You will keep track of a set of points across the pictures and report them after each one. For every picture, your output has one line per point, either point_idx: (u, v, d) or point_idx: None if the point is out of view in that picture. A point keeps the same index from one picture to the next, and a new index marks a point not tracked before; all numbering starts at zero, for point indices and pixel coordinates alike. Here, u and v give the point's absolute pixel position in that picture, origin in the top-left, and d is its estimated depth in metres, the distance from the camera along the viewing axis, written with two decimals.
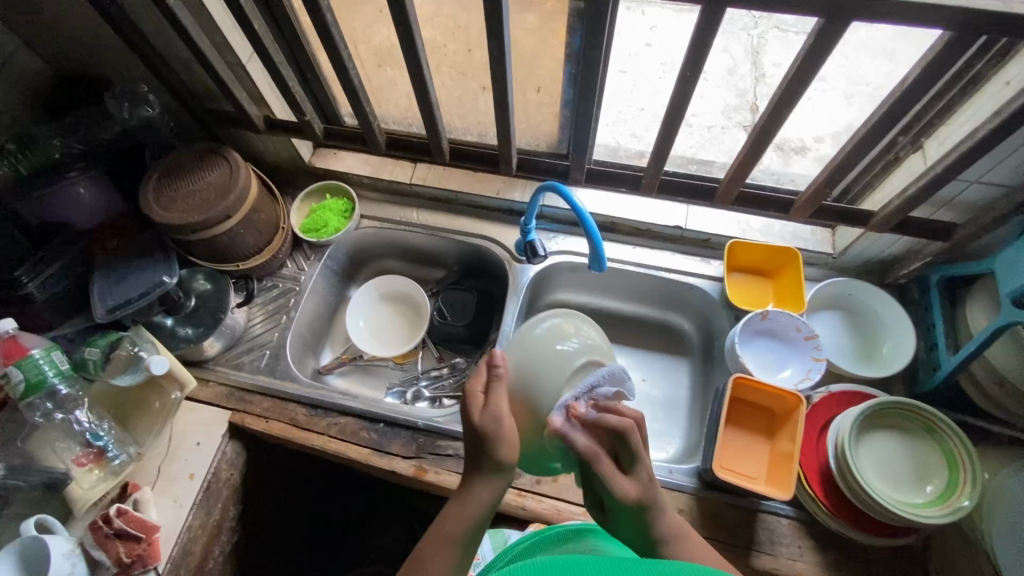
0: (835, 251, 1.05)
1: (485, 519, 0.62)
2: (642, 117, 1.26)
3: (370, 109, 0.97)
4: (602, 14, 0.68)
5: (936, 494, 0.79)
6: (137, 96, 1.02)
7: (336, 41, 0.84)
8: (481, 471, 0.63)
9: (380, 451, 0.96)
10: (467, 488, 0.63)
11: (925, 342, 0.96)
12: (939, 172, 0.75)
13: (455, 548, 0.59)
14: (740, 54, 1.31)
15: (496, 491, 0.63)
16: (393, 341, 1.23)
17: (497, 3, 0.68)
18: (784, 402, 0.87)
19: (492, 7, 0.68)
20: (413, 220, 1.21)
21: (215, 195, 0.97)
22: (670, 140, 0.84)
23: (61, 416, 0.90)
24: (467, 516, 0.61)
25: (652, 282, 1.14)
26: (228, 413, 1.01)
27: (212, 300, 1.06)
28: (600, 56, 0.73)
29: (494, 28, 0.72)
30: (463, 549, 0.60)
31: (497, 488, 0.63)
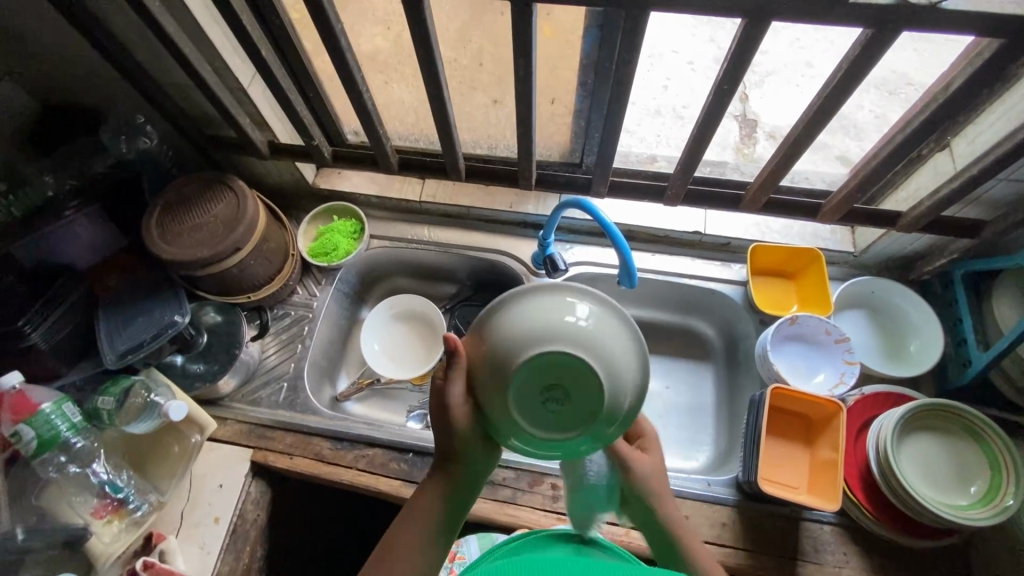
0: (856, 249, 1.05)
1: (458, 504, 0.65)
2: (635, 111, 1.29)
3: (382, 130, 0.93)
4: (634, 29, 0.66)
5: (980, 496, 0.79)
6: (134, 127, 0.98)
7: (349, 64, 0.81)
8: (455, 462, 0.64)
9: (411, 482, 0.94)
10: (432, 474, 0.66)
11: (952, 337, 0.96)
12: (974, 173, 0.74)
13: (422, 527, 0.62)
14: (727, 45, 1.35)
15: (463, 473, 0.64)
16: (409, 363, 1.20)
17: (525, 21, 0.65)
18: (822, 409, 0.86)
19: (521, 26, 0.66)
20: (425, 237, 1.18)
21: (224, 227, 0.93)
22: (700, 150, 0.82)
23: (75, 469, 0.86)
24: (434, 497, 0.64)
25: (673, 290, 1.12)
26: (249, 451, 0.97)
27: (224, 334, 1.02)
28: (631, 72, 0.71)
29: (521, 47, 0.69)
30: (439, 532, 0.63)
31: (465, 474, 0.64)
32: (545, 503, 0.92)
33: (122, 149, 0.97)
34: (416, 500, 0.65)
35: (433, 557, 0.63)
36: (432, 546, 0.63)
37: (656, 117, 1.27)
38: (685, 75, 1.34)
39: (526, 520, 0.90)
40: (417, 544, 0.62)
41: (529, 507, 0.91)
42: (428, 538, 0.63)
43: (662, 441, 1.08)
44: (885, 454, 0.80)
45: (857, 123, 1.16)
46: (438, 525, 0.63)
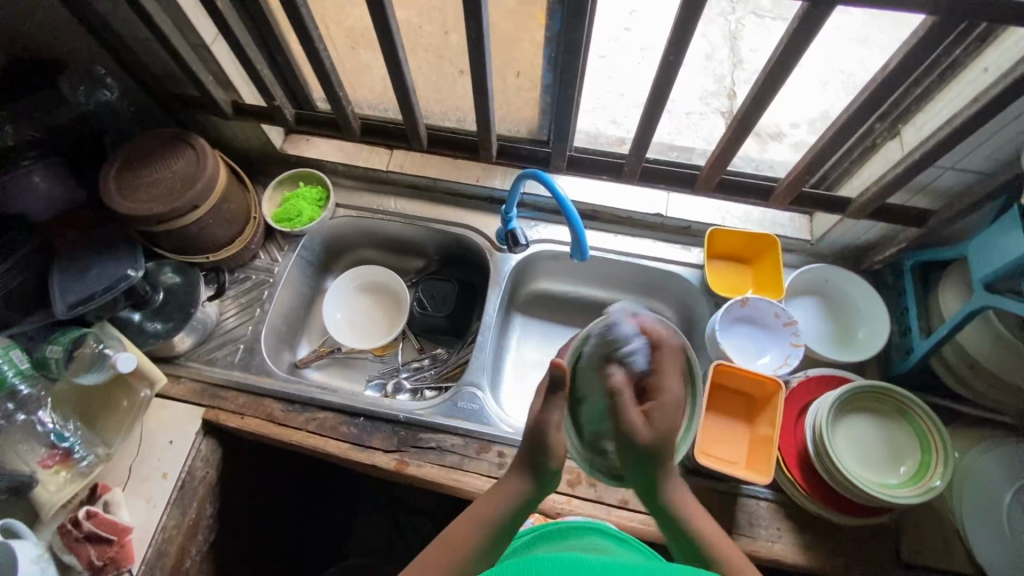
0: (812, 237, 1.06)
1: (521, 511, 0.60)
2: (621, 102, 1.28)
3: (344, 94, 0.93)
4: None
5: (909, 475, 0.81)
6: (93, 79, 0.96)
7: (307, 23, 0.80)
8: (517, 463, 0.61)
9: (360, 446, 0.95)
10: (499, 481, 0.62)
11: (898, 326, 0.98)
12: (917, 159, 0.76)
13: (482, 527, 0.59)
14: (718, 40, 1.36)
15: (540, 486, 0.60)
16: (372, 334, 1.21)
17: None
18: (764, 388, 0.88)
19: None
20: (391, 209, 1.18)
21: (181, 184, 0.93)
22: (654, 126, 0.83)
23: (23, 417, 0.86)
24: (499, 505, 0.59)
25: (632, 270, 1.13)
26: (201, 409, 0.98)
27: (181, 294, 1.02)
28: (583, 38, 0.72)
29: (473, 10, 0.69)
30: (498, 532, 0.59)
31: (538, 484, 0.60)
32: (490, 471, 0.92)
33: (81, 101, 0.95)
34: (479, 505, 0.60)
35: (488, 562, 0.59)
36: (489, 551, 0.59)
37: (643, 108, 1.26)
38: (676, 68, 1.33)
39: (469, 487, 0.91)
40: (474, 552, 0.58)
41: (474, 473, 0.92)
42: (484, 547, 0.58)
43: None
44: (821, 436, 0.81)
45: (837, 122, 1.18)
46: (496, 536, 0.59)
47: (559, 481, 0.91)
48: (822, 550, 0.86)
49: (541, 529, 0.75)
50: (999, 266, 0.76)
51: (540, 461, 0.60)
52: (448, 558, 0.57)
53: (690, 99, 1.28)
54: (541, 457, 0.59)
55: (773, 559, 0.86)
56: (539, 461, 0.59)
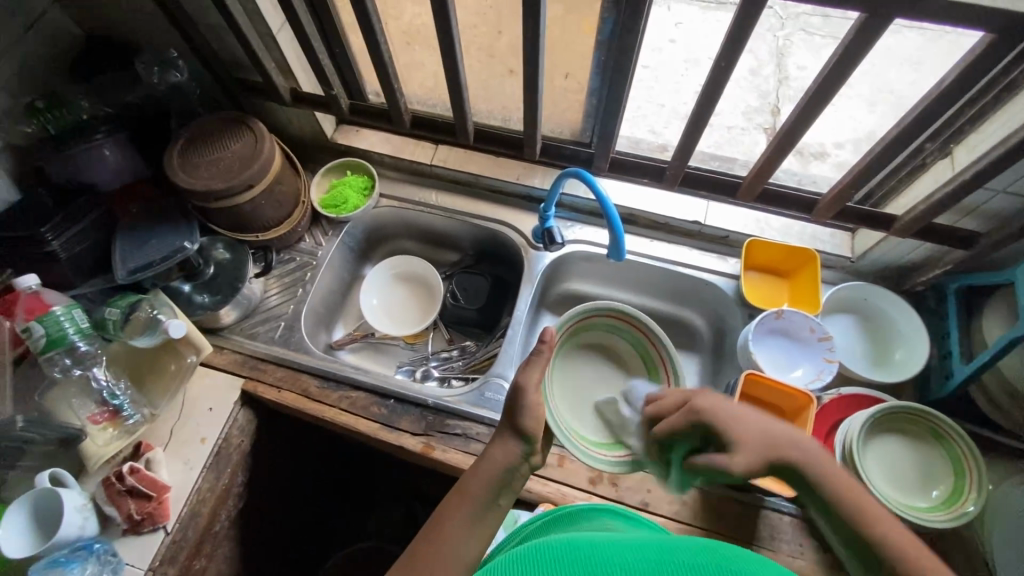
0: (853, 255, 1.05)
1: (507, 478, 0.65)
2: (662, 113, 1.29)
3: (398, 87, 0.97)
4: (642, 3, 0.69)
5: (941, 499, 0.79)
6: (166, 61, 1.03)
7: (370, 14, 0.83)
8: (499, 436, 0.68)
9: (389, 427, 0.97)
10: (486, 450, 0.67)
11: (938, 350, 0.97)
12: (968, 178, 0.75)
13: (472, 495, 0.62)
14: (765, 56, 1.37)
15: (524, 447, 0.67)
16: (404, 322, 1.24)
17: None
18: (794, 401, 0.88)
19: None
20: (432, 201, 1.22)
21: (240, 164, 0.98)
22: (699, 133, 0.84)
23: (78, 372, 0.91)
24: (485, 472, 0.64)
25: (665, 277, 1.14)
26: (240, 380, 1.02)
27: (230, 269, 1.07)
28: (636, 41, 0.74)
29: (531, 11, 0.72)
30: (488, 498, 0.62)
31: (519, 446, 0.67)
32: None
33: (153, 81, 1.03)
34: (466, 476, 0.65)
35: (482, 532, 0.59)
36: (481, 519, 0.60)
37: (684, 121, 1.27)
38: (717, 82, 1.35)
39: None
40: (467, 515, 0.60)
41: None
42: (474, 514, 0.60)
43: None
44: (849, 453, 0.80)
45: None
46: (489, 500, 0.62)
47: (581, 477, 0.92)
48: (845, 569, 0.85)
49: (553, 513, 0.76)
50: None
51: (518, 425, 0.68)
52: (444, 529, 0.58)
53: (733, 114, 1.28)
54: (522, 422, 0.68)
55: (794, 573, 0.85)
56: (521, 425, 0.67)
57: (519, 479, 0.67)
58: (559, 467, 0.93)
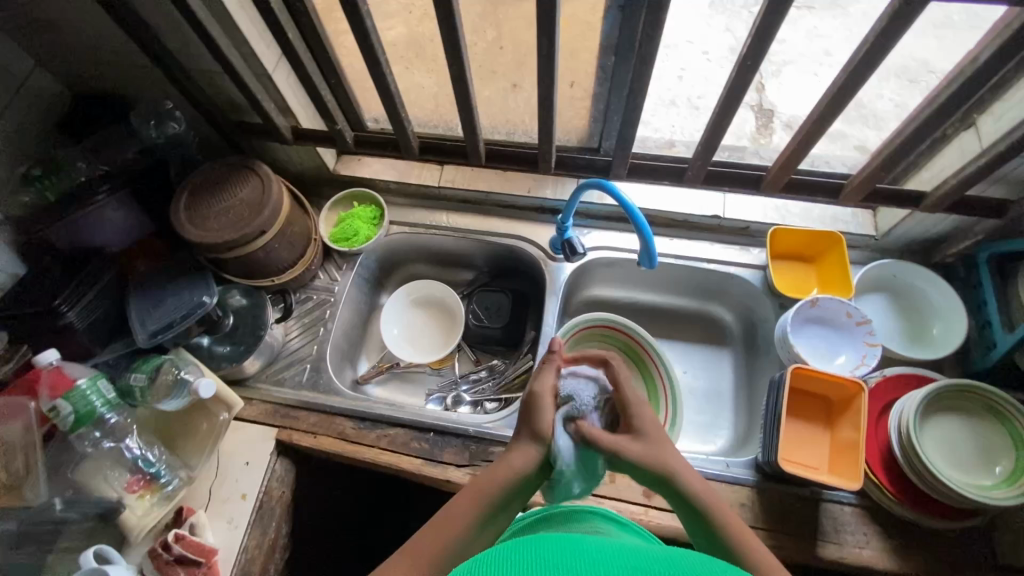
0: (877, 232, 1.04)
1: (523, 483, 0.67)
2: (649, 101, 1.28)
3: (405, 114, 0.94)
4: (662, 8, 0.67)
5: (1005, 475, 0.79)
6: (162, 113, 0.99)
7: (375, 44, 0.81)
8: (522, 438, 0.70)
9: (433, 461, 0.95)
10: (506, 455, 0.69)
11: (976, 321, 0.96)
12: (1002, 149, 0.74)
13: (483, 497, 0.65)
14: (742, 33, 1.38)
15: (544, 453, 0.69)
16: (428, 348, 1.22)
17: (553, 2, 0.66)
18: (843, 390, 0.87)
19: (547, 6, 0.67)
20: (444, 223, 1.19)
21: (250, 211, 0.95)
22: (722, 129, 0.82)
23: (110, 444, 0.89)
24: (500, 476, 0.66)
25: (690, 274, 1.13)
26: (274, 430, 1.00)
27: (249, 316, 1.04)
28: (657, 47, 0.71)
29: (547, 27, 0.70)
30: (499, 501, 0.65)
31: (538, 453, 0.69)
32: None
33: (151, 134, 0.99)
34: (480, 478, 0.67)
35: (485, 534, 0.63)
36: (487, 522, 0.64)
37: (671, 107, 1.27)
38: (700, 64, 1.35)
39: (544, 499, 0.90)
40: (473, 519, 0.63)
41: (549, 486, 0.91)
42: (482, 519, 0.63)
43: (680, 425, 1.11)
44: (910, 438, 0.79)
45: (875, 111, 1.19)
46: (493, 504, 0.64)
47: (634, 491, 0.90)
48: (915, 555, 0.84)
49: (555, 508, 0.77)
50: None
51: (535, 429, 0.70)
52: (445, 533, 0.61)
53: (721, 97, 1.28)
54: (536, 424, 0.70)
55: (862, 565, 0.84)
56: (537, 427, 0.70)
57: (534, 485, 0.69)
58: (611, 483, 0.91)
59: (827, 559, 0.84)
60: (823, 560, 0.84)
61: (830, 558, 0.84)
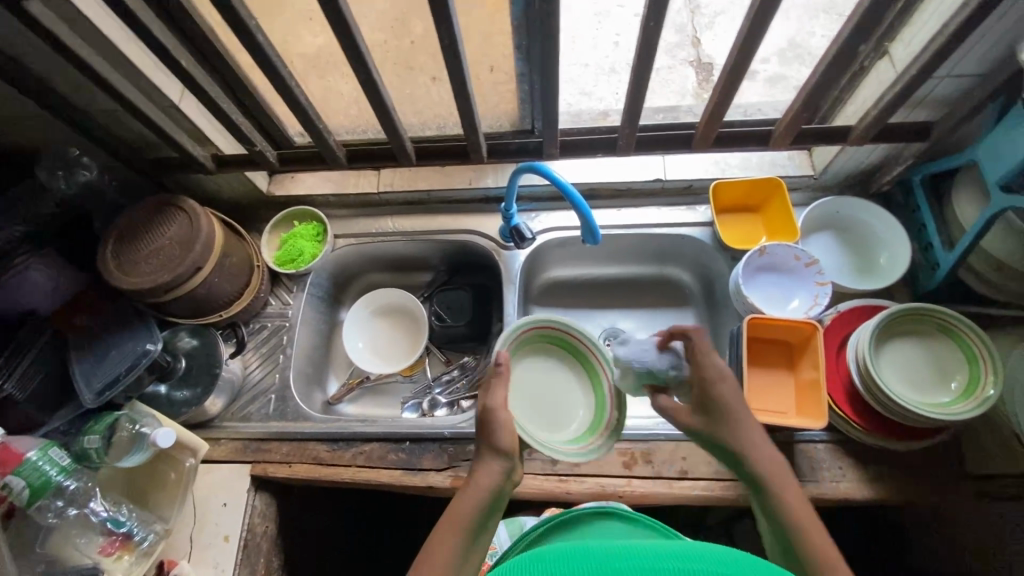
0: (815, 171, 1.05)
1: (493, 501, 0.68)
2: (589, 72, 1.27)
3: (323, 125, 0.91)
4: None
5: (961, 389, 0.81)
6: (70, 161, 0.93)
7: (273, 60, 0.77)
8: (483, 457, 0.71)
9: (412, 470, 0.94)
10: (472, 477, 0.69)
11: (919, 244, 0.98)
12: (914, 75, 0.75)
13: (461, 522, 0.64)
14: None
15: (507, 468, 0.70)
16: (395, 356, 1.20)
17: None
18: (800, 332, 0.88)
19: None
20: (390, 229, 1.17)
21: (180, 249, 0.91)
22: (642, 93, 0.81)
23: (74, 511, 0.86)
24: (473, 499, 0.66)
25: (642, 241, 1.14)
26: (248, 466, 0.97)
27: (202, 355, 1.01)
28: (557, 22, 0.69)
29: (442, 17, 0.67)
30: (478, 524, 0.65)
31: (503, 469, 0.70)
32: (545, 468, 0.92)
33: (62, 186, 0.92)
34: (457, 501, 0.67)
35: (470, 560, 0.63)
36: (469, 547, 0.64)
37: (612, 74, 1.25)
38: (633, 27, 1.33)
39: (528, 487, 0.90)
40: (456, 547, 0.63)
41: (530, 474, 0.91)
42: (463, 548, 0.63)
43: None
44: (868, 372, 0.81)
45: (806, 50, 1.19)
46: (475, 527, 0.65)
47: (615, 466, 0.91)
48: (889, 480, 0.86)
49: (558, 518, 0.87)
50: (1014, 163, 0.75)
51: (496, 446, 0.70)
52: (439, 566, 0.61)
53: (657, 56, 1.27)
54: (495, 442, 0.70)
55: (841, 498, 0.86)
56: (497, 444, 0.70)
57: (506, 498, 0.70)
58: (592, 461, 0.92)
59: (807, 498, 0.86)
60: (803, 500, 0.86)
61: (810, 497, 0.86)
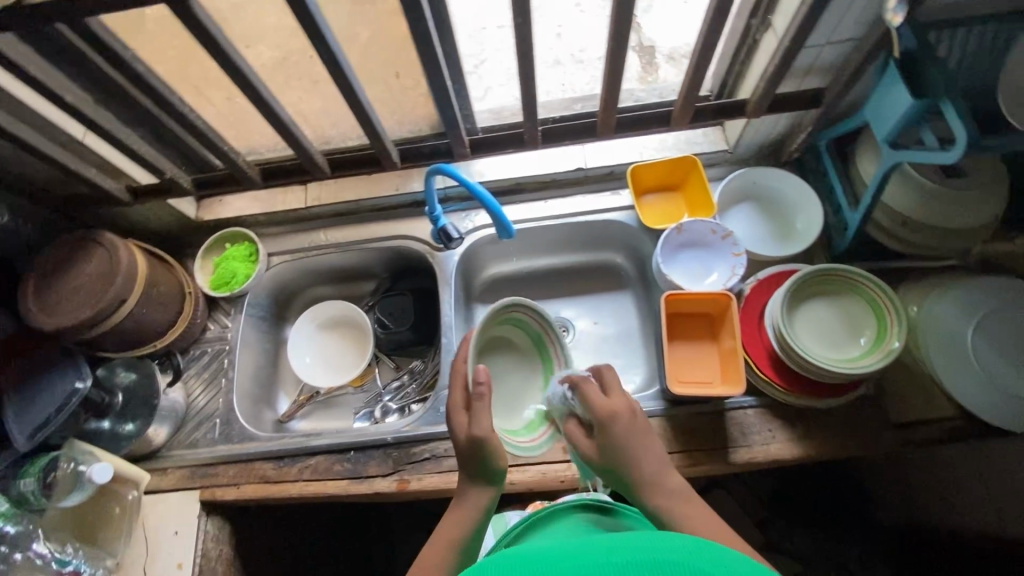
0: (729, 145, 1.08)
1: (483, 524, 0.68)
2: None
3: (230, 148, 0.91)
4: None
5: (870, 343, 0.84)
6: None
7: (159, 89, 0.77)
8: (472, 479, 0.70)
9: (358, 478, 0.95)
10: (461, 500, 0.69)
11: (831, 207, 1.01)
12: (789, 45, 0.77)
13: (449, 551, 0.64)
14: None
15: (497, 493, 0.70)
16: (344, 367, 1.20)
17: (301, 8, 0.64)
18: (717, 303, 0.91)
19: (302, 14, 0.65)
20: (323, 242, 1.17)
21: (101, 284, 0.91)
22: (534, 88, 0.82)
23: (20, 556, 0.86)
24: (463, 523, 0.67)
25: (573, 229, 1.15)
26: (197, 492, 0.98)
27: (141, 387, 1.00)
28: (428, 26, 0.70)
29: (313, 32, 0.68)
30: (466, 548, 0.65)
31: (491, 492, 0.70)
32: None
33: None
34: (445, 523, 0.67)
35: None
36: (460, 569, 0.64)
37: None
38: None
39: None
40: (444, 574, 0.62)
41: None
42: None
43: None
44: (783, 336, 0.83)
45: None
46: (463, 547, 0.65)
47: (555, 452, 0.93)
48: (816, 437, 0.89)
49: (538, 513, 0.78)
50: (893, 124, 0.78)
51: (486, 471, 0.69)
52: None
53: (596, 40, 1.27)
54: (487, 468, 0.69)
55: (772, 459, 0.89)
56: (487, 470, 0.69)
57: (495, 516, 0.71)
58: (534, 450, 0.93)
59: (740, 463, 0.89)
60: (736, 465, 0.89)
61: (743, 461, 0.89)
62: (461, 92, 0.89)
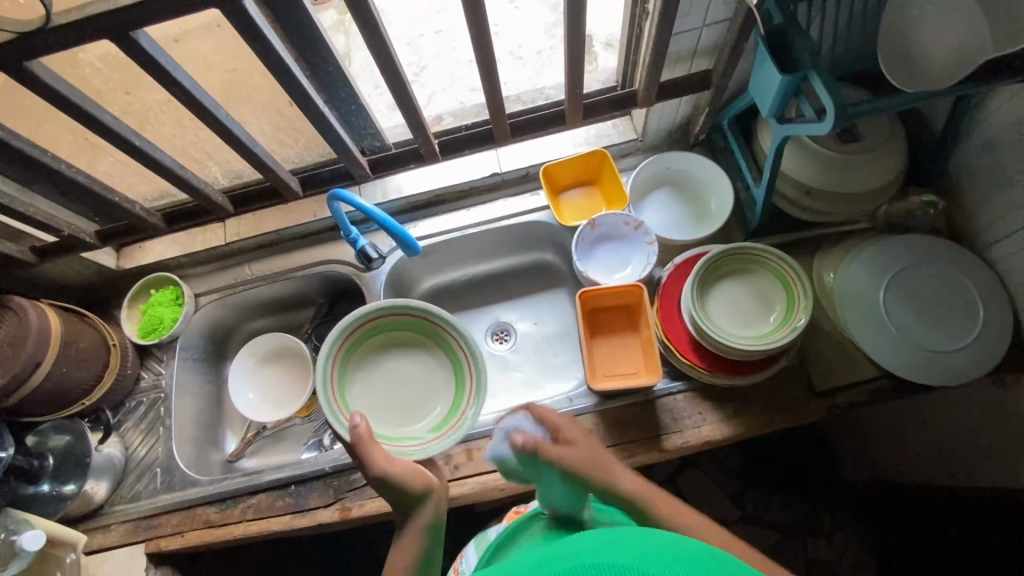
0: (638, 134, 1.08)
1: (430, 545, 0.70)
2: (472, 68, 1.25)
3: (122, 198, 0.90)
4: (257, 27, 0.64)
5: (781, 317, 0.85)
6: None
7: (29, 152, 0.76)
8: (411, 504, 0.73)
9: (301, 512, 0.95)
10: (403, 532, 0.71)
11: (741, 184, 1.01)
12: (658, 36, 0.78)
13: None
14: None
15: (429, 510, 0.72)
16: (288, 399, 1.19)
17: (143, 60, 0.63)
18: (632, 294, 0.93)
19: (146, 65, 0.64)
20: (249, 276, 1.16)
21: (12, 351, 0.90)
22: (415, 105, 0.82)
23: None
24: (408, 551, 0.68)
25: (500, 234, 1.15)
26: (142, 545, 0.97)
27: (74, 447, 0.99)
28: (284, 61, 0.69)
29: (165, 81, 0.67)
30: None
31: (428, 509, 0.72)
32: None
33: None
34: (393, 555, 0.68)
35: None
36: None
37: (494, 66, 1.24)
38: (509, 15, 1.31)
39: None
40: None
41: None
42: None
43: (542, 373, 1.14)
44: (697, 323, 0.83)
45: None
46: (421, 565, 0.67)
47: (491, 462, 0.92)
48: (745, 415, 0.90)
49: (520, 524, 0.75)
50: (771, 101, 0.78)
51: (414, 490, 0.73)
52: None
53: (537, 38, 1.26)
54: (411, 489, 0.73)
55: (704, 442, 0.89)
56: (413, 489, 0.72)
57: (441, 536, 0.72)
58: (471, 461, 0.93)
59: (673, 449, 0.89)
60: (671, 452, 0.89)
61: (676, 447, 0.89)
62: (349, 116, 0.88)
